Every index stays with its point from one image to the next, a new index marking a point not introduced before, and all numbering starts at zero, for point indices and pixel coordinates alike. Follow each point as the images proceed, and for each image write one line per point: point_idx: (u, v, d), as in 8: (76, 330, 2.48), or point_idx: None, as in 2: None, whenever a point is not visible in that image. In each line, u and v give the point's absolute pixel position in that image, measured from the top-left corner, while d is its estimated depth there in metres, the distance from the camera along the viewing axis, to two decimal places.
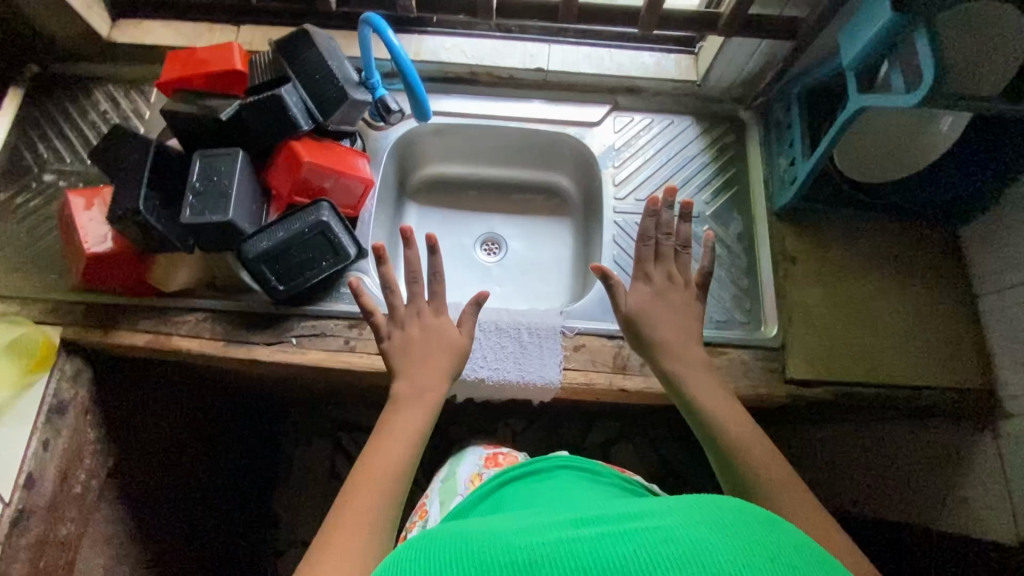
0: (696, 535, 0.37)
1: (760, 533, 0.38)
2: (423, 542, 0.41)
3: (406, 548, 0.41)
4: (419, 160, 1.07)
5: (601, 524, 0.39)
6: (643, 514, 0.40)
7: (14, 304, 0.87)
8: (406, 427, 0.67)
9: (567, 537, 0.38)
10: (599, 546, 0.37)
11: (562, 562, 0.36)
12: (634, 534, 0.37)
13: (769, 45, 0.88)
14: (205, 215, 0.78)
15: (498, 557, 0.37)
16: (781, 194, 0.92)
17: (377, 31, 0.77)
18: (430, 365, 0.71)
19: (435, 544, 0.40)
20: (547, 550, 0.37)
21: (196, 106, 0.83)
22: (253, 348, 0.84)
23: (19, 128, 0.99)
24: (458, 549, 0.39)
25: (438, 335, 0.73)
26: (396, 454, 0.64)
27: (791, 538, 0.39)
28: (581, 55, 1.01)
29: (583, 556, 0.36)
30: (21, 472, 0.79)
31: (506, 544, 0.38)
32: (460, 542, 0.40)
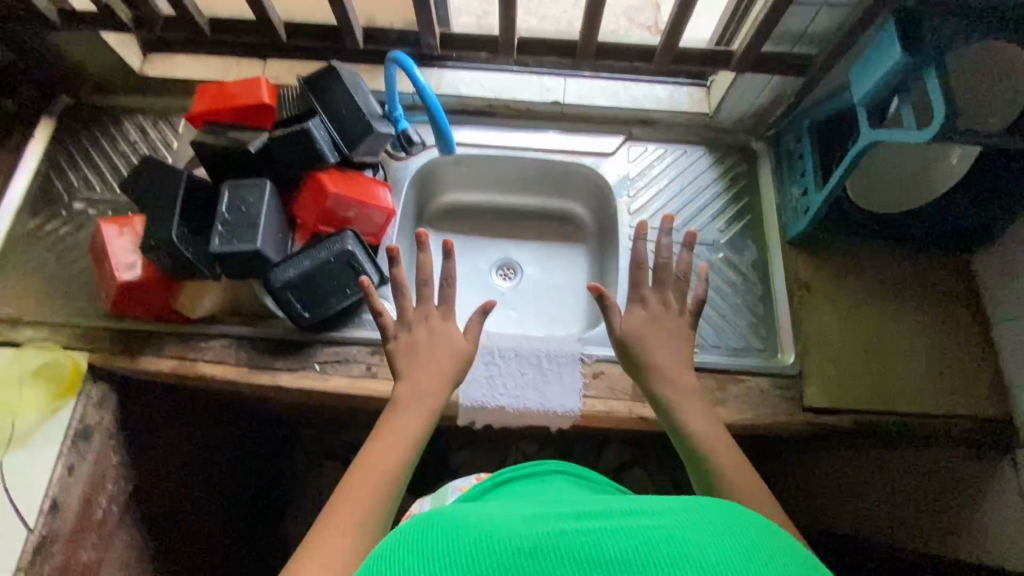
0: (698, 536, 0.36)
1: (760, 540, 0.38)
2: (424, 523, 0.40)
3: (404, 530, 0.41)
4: (438, 188, 1.10)
5: (604, 518, 0.39)
6: (647, 511, 0.39)
7: (44, 330, 0.89)
8: (407, 429, 0.68)
9: (570, 529, 0.37)
10: (602, 541, 0.36)
11: (565, 556, 0.35)
12: (638, 530, 0.37)
13: (780, 80, 0.90)
14: (233, 245, 0.81)
15: (499, 546, 0.37)
16: (794, 223, 0.94)
17: (404, 68, 0.80)
18: (435, 369, 0.72)
19: (433, 528, 0.39)
20: (550, 541, 0.36)
21: (227, 139, 0.86)
22: (277, 374, 0.86)
23: (50, 157, 1.02)
24: (456, 534, 0.38)
25: (445, 340, 0.74)
26: (396, 453, 0.65)
27: (789, 546, 0.39)
28: (596, 88, 1.04)
29: (586, 550, 0.36)
30: (45, 498, 0.80)
31: (514, 530, 0.38)
32: (460, 527, 0.39)
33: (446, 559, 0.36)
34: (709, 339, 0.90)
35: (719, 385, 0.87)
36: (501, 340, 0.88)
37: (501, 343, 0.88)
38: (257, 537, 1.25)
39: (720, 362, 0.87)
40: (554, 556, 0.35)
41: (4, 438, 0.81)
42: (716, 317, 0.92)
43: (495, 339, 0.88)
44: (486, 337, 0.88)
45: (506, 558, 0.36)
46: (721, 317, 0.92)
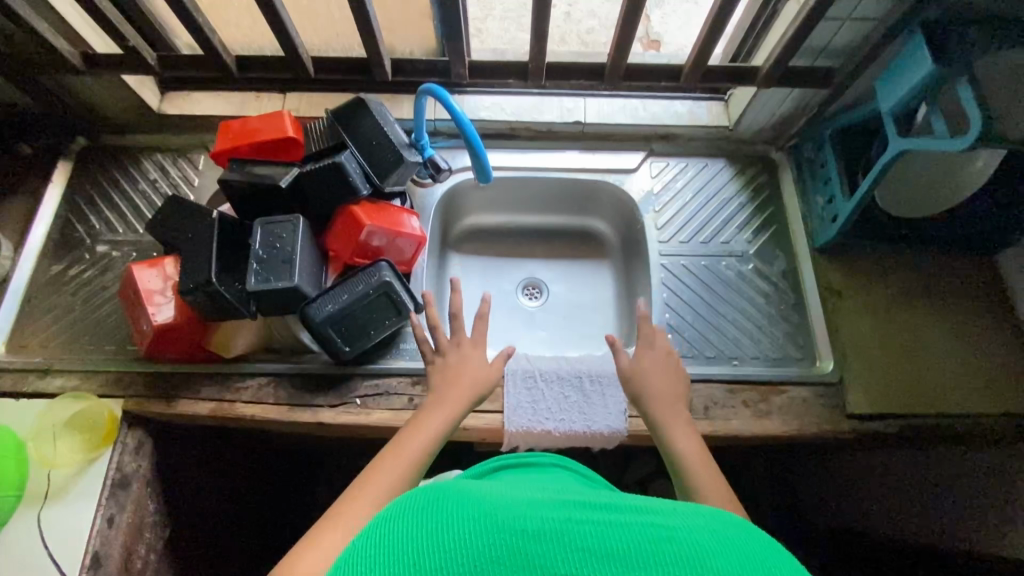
0: (701, 540, 0.36)
1: (763, 556, 0.37)
2: (433, 494, 0.42)
3: (418, 495, 0.43)
4: (460, 212, 1.10)
5: (612, 512, 0.39)
6: (657, 510, 0.39)
7: (75, 377, 0.87)
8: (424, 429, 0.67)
9: (576, 518, 0.38)
10: (607, 532, 0.37)
11: (567, 542, 0.36)
12: (642, 527, 0.37)
13: (800, 94, 0.92)
14: (270, 282, 0.80)
15: (503, 523, 0.37)
16: (822, 231, 0.94)
17: (437, 99, 0.81)
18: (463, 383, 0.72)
19: (443, 499, 0.41)
20: (554, 527, 0.37)
21: (257, 176, 0.85)
22: (318, 410, 0.84)
23: (69, 200, 1.01)
24: (464, 509, 0.39)
25: (472, 360, 0.75)
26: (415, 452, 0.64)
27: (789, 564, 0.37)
28: (615, 106, 1.05)
29: (590, 539, 0.36)
30: (86, 552, 0.77)
31: (517, 511, 0.38)
32: (466, 501, 0.40)
33: (446, 529, 0.38)
34: (748, 351, 0.91)
35: (762, 397, 0.86)
36: (541, 364, 0.88)
37: (541, 366, 0.87)
38: None
39: (760, 373, 0.87)
40: (555, 542, 0.36)
41: (41, 493, 0.79)
42: (752, 328, 0.93)
43: (535, 363, 0.88)
44: (525, 360, 0.88)
45: (508, 536, 0.36)
46: (757, 328, 0.93)
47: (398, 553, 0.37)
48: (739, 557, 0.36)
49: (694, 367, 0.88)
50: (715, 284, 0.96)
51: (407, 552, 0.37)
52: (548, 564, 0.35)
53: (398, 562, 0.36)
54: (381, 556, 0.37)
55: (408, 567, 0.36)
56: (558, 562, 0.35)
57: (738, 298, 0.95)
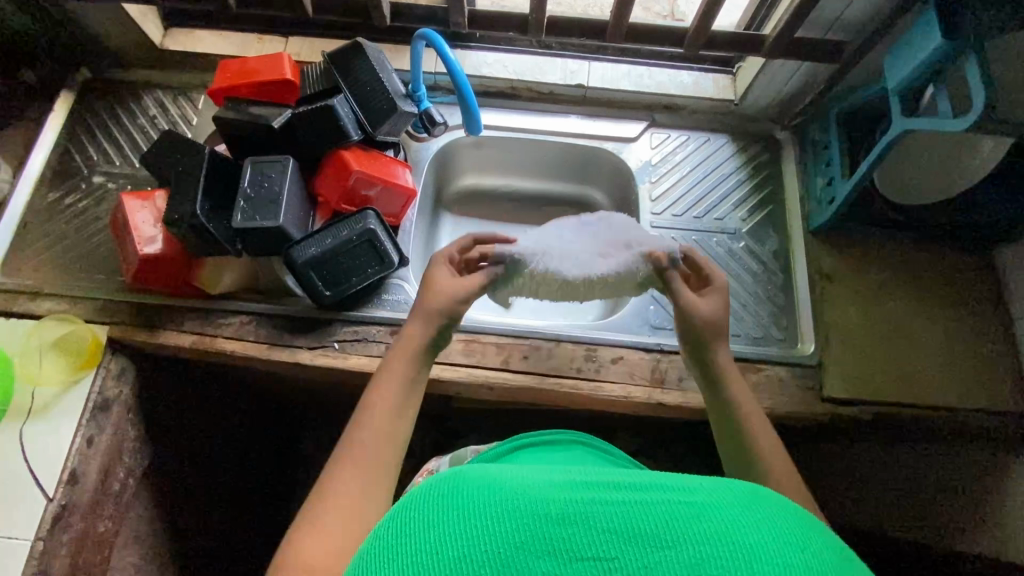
0: (730, 516, 0.36)
1: (797, 530, 0.36)
2: (451, 486, 0.41)
3: (434, 486, 0.42)
4: (456, 171, 1.09)
5: (638, 490, 0.38)
6: (684, 485, 0.39)
7: (64, 302, 0.89)
8: (399, 361, 0.69)
9: (600, 499, 0.37)
10: (632, 512, 0.36)
11: (592, 524, 0.35)
12: (668, 504, 0.36)
13: (809, 68, 0.89)
14: (255, 220, 0.80)
15: (523, 510, 0.37)
16: (817, 214, 0.93)
17: (433, 45, 0.80)
18: (424, 308, 0.72)
19: (464, 488, 0.40)
20: (578, 508, 0.36)
21: (249, 114, 0.85)
22: (296, 351, 0.86)
23: (69, 130, 1.02)
24: (488, 496, 0.39)
25: (438, 281, 0.75)
26: (393, 402, 0.65)
27: (825, 537, 0.37)
28: (621, 72, 1.02)
29: (615, 521, 0.35)
30: (64, 468, 0.79)
31: (544, 496, 0.38)
32: (484, 488, 0.40)
33: (465, 518, 0.37)
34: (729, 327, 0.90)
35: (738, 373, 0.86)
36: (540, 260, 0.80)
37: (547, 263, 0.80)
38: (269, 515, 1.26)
39: (738, 349, 0.87)
40: (582, 525, 0.35)
41: (25, 408, 0.81)
42: (736, 305, 0.92)
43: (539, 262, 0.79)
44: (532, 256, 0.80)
45: (531, 523, 0.36)
46: (742, 306, 0.92)
47: (418, 542, 0.37)
48: (772, 533, 0.35)
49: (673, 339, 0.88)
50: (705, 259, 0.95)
51: (432, 540, 0.36)
52: (576, 549, 0.34)
53: (418, 551, 0.36)
54: (400, 549, 0.37)
55: (429, 556, 0.35)
56: (585, 545, 0.35)
57: (726, 275, 0.94)
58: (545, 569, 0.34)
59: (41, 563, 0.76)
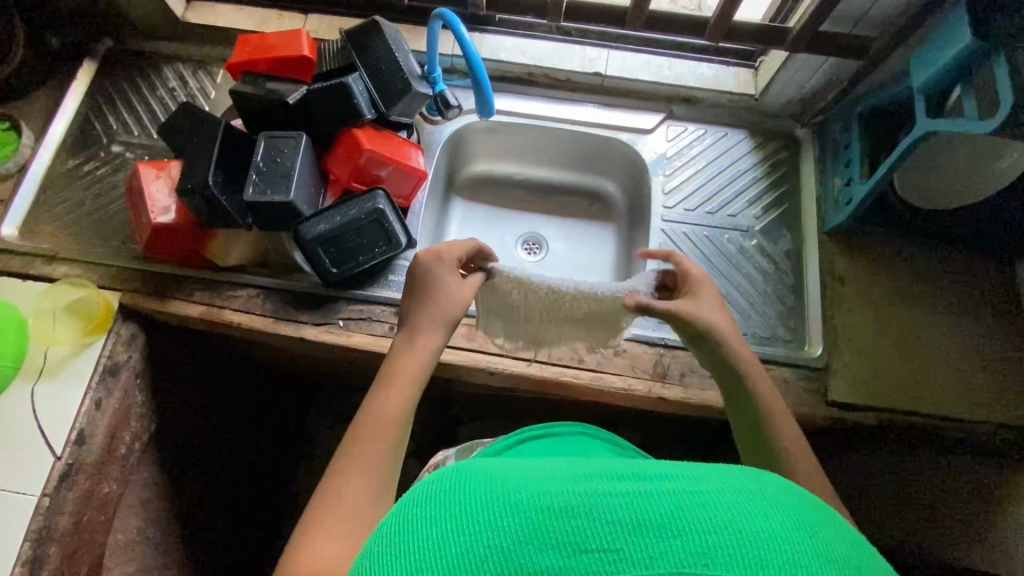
0: (734, 504, 0.34)
1: (800, 515, 0.35)
2: (451, 484, 0.40)
3: (435, 483, 0.41)
4: (468, 156, 1.09)
5: (640, 481, 0.37)
6: (687, 475, 0.38)
7: (78, 268, 0.90)
8: (406, 374, 0.66)
9: (603, 490, 0.36)
10: (636, 503, 0.35)
11: (595, 516, 0.34)
12: (673, 494, 0.35)
13: (833, 64, 0.87)
14: (266, 194, 0.81)
15: (524, 505, 0.36)
16: (834, 215, 0.91)
17: (450, 26, 0.79)
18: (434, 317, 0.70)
19: (464, 484, 0.40)
20: (580, 500, 0.35)
21: (265, 90, 0.86)
22: (302, 326, 0.86)
23: (90, 99, 1.03)
24: (488, 492, 0.38)
25: (449, 286, 0.72)
26: (397, 414, 0.63)
27: (829, 521, 0.36)
28: (640, 62, 1.01)
29: (619, 512, 0.34)
30: (72, 429, 0.82)
31: (545, 490, 0.37)
32: (483, 485, 0.39)
33: (466, 514, 0.37)
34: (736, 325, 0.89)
35: None
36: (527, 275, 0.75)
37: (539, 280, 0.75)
38: (270, 487, 1.29)
39: None
40: (585, 517, 0.34)
41: (37, 368, 0.83)
42: (745, 304, 0.90)
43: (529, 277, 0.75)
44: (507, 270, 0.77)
45: (534, 517, 0.35)
46: (750, 304, 0.90)
47: (419, 539, 0.36)
48: (777, 520, 0.34)
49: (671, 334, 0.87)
50: (715, 256, 0.93)
51: (434, 538, 0.36)
52: (579, 542, 0.33)
53: (420, 549, 0.35)
54: (401, 546, 0.36)
55: (432, 553, 0.35)
56: (589, 537, 0.33)
57: (736, 272, 0.92)
58: (549, 563, 0.33)
59: (46, 519, 0.78)
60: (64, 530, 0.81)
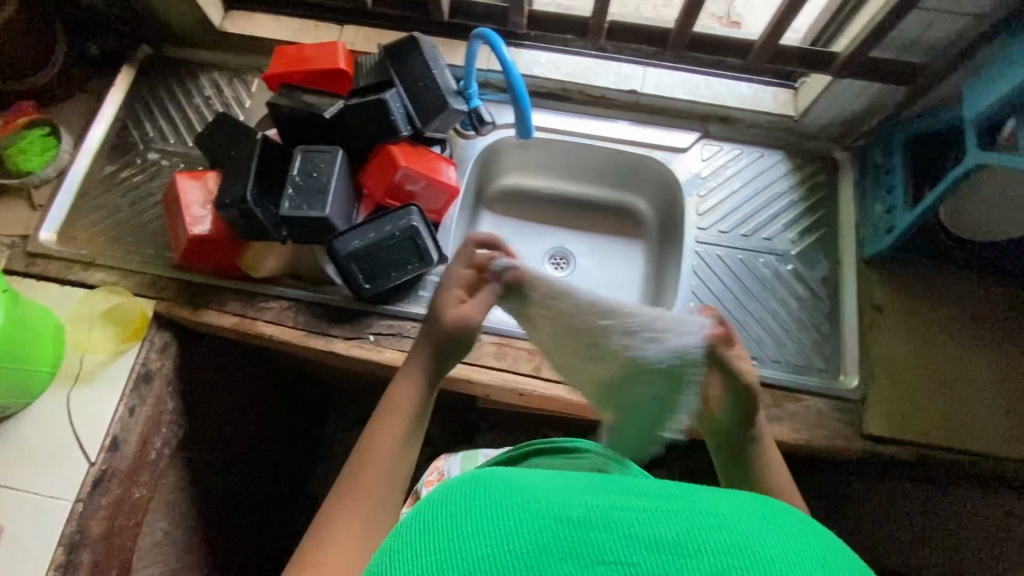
0: (744, 527, 0.37)
1: (801, 538, 0.38)
2: (473, 488, 0.41)
3: (455, 485, 0.43)
4: (499, 170, 1.08)
5: (655, 500, 0.40)
6: (698, 498, 0.40)
7: (115, 274, 0.92)
8: (405, 403, 0.64)
9: (621, 507, 0.39)
10: (652, 520, 0.37)
11: (614, 529, 0.37)
12: (688, 515, 0.38)
13: (878, 89, 0.85)
14: (302, 210, 0.81)
15: (547, 515, 0.38)
16: (873, 242, 0.89)
17: (490, 44, 0.78)
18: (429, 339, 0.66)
19: (486, 489, 0.41)
20: (601, 515, 0.38)
21: (302, 103, 0.86)
22: (332, 340, 0.87)
23: (128, 105, 1.05)
24: (511, 501, 0.39)
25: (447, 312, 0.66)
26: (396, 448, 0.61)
27: (827, 543, 0.39)
28: (677, 80, 0.99)
29: (636, 527, 0.37)
30: (107, 435, 0.83)
31: (566, 502, 0.39)
32: (507, 491, 0.41)
33: (486, 516, 0.38)
34: (769, 353, 0.87)
35: (776, 401, 0.84)
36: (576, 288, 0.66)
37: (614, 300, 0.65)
38: (289, 492, 1.29)
39: (777, 378, 0.84)
40: (604, 530, 0.37)
41: (73, 374, 0.85)
42: (778, 330, 0.89)
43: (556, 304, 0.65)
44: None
45: (556, 526, 0.37)
46: (784, 331, 0.89)
47: (443, 538, 0.37)
48: (781, 542, 0.37)
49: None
50: (750, 280, 0.92)
51: (457, 537, 0.37)
52: (598, 552, 0.36)
53: (444, 547, 0.37)
54: (421, 543, 0.37)
55: (456, 552, 0.36)
56: (607, 549, 0.36)
57: (771, 298, 0.91)
58: (569, 570, 0.35)
59: (80, 524, 0.80)
60: (97, 535, 0.82)
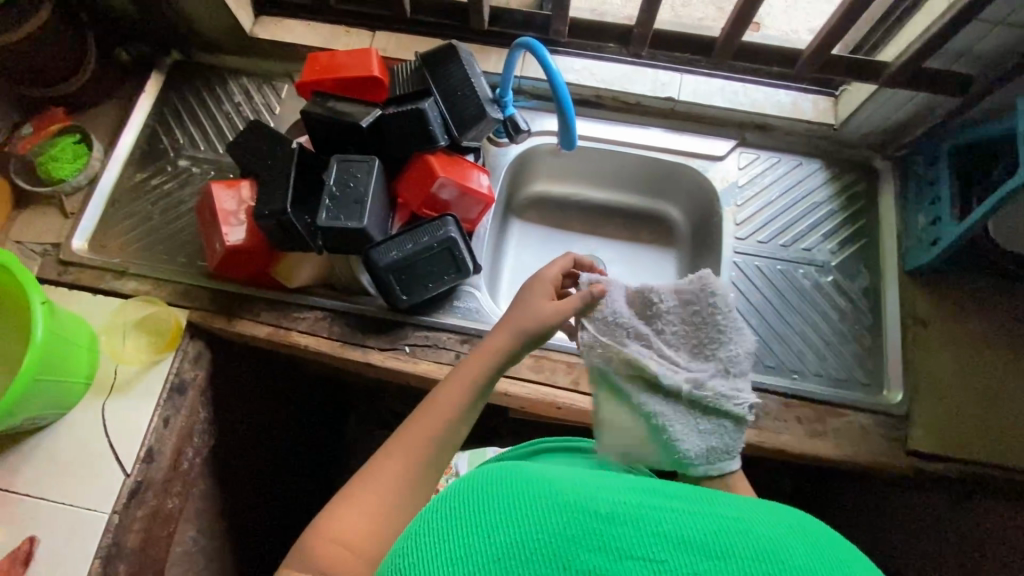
0: (778, 537, 0.36)
1: (833, 549, 0.37)
2: (498, 474, 0.40)
3: (480, 472, 0.42)
4: (530, 177, 1.07)
5: (687, 502, 0.39)
6: (730, 504, 0.39)
7: (148, 283, 0.91)
8: (469, 380, 0.61)
9: (653, 506, 0.37)
10: (682, 522, 0.36)
11: (645, 527, 0.35)
12: (722, 520, 0.37)
13: (924, 98, 0.83)
14: (340, 221, 0.80)
15: (576, 504, 0.37)
16: (916, 253, 0.87)
17: (533, 52, 0.77)
18: (518, 332, 0.62)
19: (511, 476, 0.40)
20: (632, 510, 0.36)
21: (338, 111, 0.85)
22: (368, 351, 0.86)
23: (157, 111, 1.04)
24: (537, 489, 0.38)
25: (538, 304, 0.63)
26: (444, 427, 0.59)
27: (858, 558, 0.38)
28: (714, 87, 0.98)
29: (668, 526, 0.36)
30: (142, 446, 0.82)
31: (594, 493, 0.38)
32: (534, 478, 0.39)
33: (511, 503, 0.37)
34: (811, 366, 0.86)
35: (819, 416, 0.82)
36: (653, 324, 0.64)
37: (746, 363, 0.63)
38: (313, 498, 1.29)
39: (819, 392, 0.83)
40: (635, 527, 0.35)
41: (107, 384, 0.84)
42: (820, 343, 0.88)
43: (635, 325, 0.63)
44: (710, 304, 0.62)
45: (585, 519, 0.36)
46: (825, 345, 0.87)
47: (470, 524, 0.36)
48: (814, 552, 0.36)
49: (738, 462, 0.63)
50: (789, 292, 0.91)
51: (481, 523, 0.36)
52: (628, 548, 0.34)
53: (471, 532, 0.36)
54: (448, 527, 0.37)
55: (480, 538, 0.35)
56: (637, 546, 0.34)
57: (811, 311, 0.89)
58: (597, 564, 0.34)
59: (116, 536, 0.79)
60: (133, 548, 0.82)
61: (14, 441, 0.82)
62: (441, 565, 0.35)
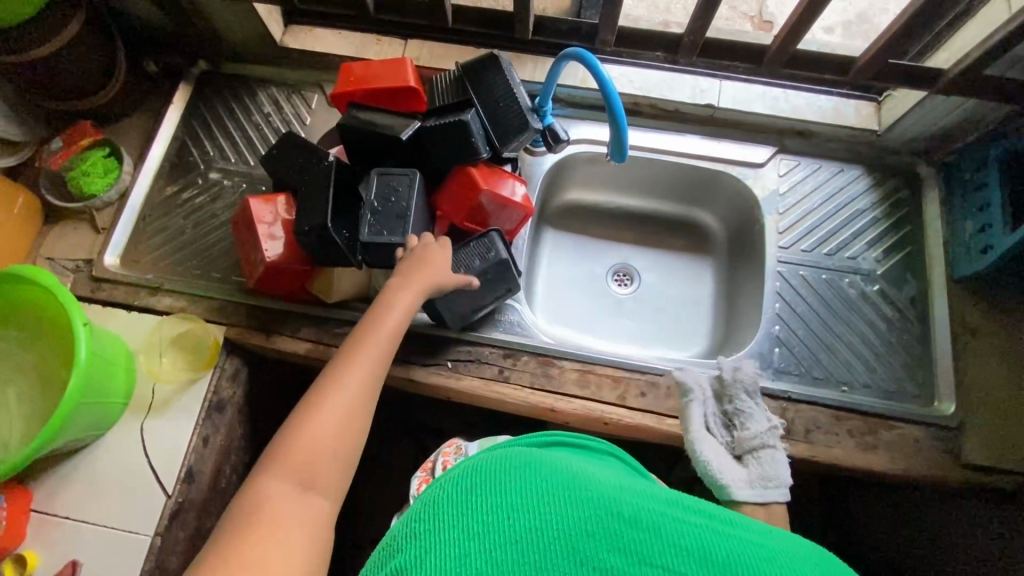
0: (795, 568, 0.36)
1: None
2: (525, 462, 0.41)
3: (512, 454, 0.43)
4: (564, 185, 1.06)
5: (712, 518, 0.39)
6: (757, 529, 0.39)
7: (183, 299, 0.90)
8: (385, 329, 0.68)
9: (679, 517, 0.38)
10: (704, 537, 0.37)
11: (666, 538, 0.36)
12: (743, 542, 0.37)
13: (974, 105, 0.82)
14: (383, 235, 0.79)
15: (600, 503, 0.38)
16: (966, 262, 0.86)
17: (583, 63, 0.75)
18: (421, 286, 0.73)
19: (541, 466, 0.41)
20: (656, 518, 0.37)
21: (377, 122, 0.83)
22: (409, 367, 0.84)
23: (186, 123, 1.02)
24: (564, 482, 0.39)
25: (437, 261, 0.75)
26: (367, 373, 0.64)
27: None
28: (754, 93, 0.96)
29: (689, 540, 0.36)
30: (182, 466, 0.81)
31: (618, 494, 0.39)
32: (562, 473, 0.40)
33: (533, 490, 0.39)
34: (859, 377, 0.85)
35: (870, 428, 0.81)
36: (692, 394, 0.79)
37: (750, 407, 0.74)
38: None
39: (869, 404, 0.82)
40: (656, 535, 0.36)
41: (145, 403, 0.83)
42: (868, 354, 0.86)
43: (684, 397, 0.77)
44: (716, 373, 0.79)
45: (608, 519, 0.37)
46: (873, 356, 0.86)
47: (494, 504, 0.38)
48: None
49: (785, 495, 0.65)
50: (834, 301, 0.89)
51: (504, 504, 0.38)
52: (646, 556, 0.35)
53: (494, 510, 0.38)
54: (470, 502, 0.39)
55: (502, 518, 0.37)
56: (655, 555, 0.35)
57: (857, 321, 0.88)
58: (613, 566, 0.35)
59: (159, 559, 0.78)
60: (175, 569, 0.81)
61: (53, 462, 0.81)
62: (458, 538, 0.37)
